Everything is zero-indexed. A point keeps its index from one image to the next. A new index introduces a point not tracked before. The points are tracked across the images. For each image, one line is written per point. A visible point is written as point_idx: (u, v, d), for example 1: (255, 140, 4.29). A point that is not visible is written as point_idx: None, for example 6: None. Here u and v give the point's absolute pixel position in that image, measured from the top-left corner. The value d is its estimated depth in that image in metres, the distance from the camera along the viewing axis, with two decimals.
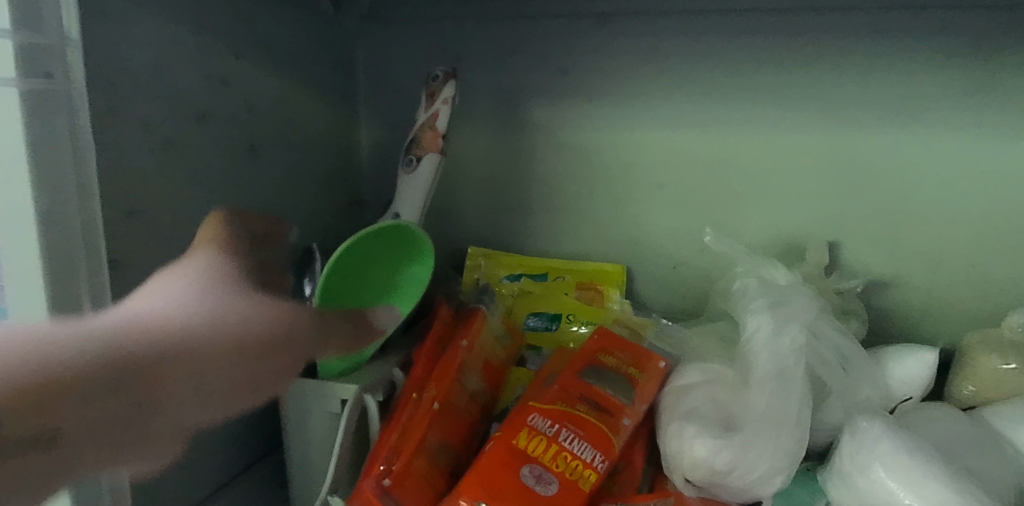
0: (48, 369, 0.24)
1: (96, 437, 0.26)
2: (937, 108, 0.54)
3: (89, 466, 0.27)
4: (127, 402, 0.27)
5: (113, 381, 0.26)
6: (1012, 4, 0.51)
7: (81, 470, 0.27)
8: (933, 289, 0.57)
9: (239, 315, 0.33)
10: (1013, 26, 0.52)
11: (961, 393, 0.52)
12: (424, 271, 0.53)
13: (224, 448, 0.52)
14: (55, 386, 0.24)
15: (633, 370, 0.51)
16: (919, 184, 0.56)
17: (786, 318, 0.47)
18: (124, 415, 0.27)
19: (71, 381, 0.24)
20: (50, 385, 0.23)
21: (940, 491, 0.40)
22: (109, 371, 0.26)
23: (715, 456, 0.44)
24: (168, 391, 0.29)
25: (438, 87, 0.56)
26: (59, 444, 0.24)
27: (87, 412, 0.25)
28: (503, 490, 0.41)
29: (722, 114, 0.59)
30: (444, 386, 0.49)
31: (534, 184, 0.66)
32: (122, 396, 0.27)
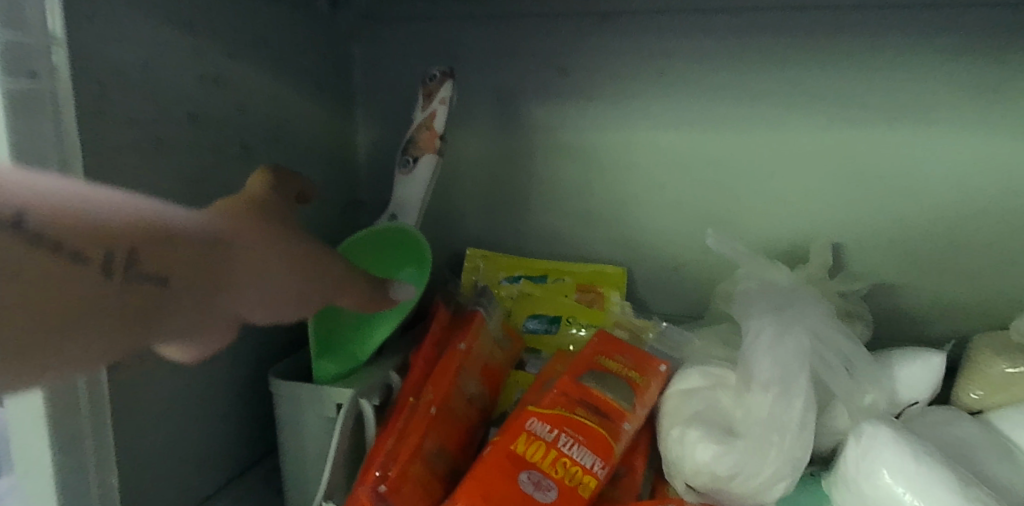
0: (121, 223, 0.24)
1: (167, 304, 0.26)
2: (942, 108, 0.54)
3: (155, 333, 0.26)
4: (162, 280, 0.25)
5: (176, 242, 0.26)
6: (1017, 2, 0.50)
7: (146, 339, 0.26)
8: (938, 291, 0.57)
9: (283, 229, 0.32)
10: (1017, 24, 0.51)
11: (967, 398, 0.51)
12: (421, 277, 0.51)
13: (218, 454, 0.51)
14: (128, 239, 0.24)
15: (634, 374, 0.50)
16: (924, 185, 0.55)
17: (789, 321, 0.46)
18: (192, 288, 0.27)
19: (141, 235, 0.25)
20: (130, 234, 0.24)
21: (949, 497, 0.39)
22: (180, 236, 0.26)
23: (717, 462, 0.43)
24: (232, 275, 0.29)
25: (434, 87, 0.55)
26: (138, 299, 0.25)
27: (172, 261, 0.26)
28: (500, 497, 0.40)
29: (724, 114, 0.59)
30: (441, 390, 0.48)
31: (533, 185, 0.65)
32: (192, 260, 0.27)
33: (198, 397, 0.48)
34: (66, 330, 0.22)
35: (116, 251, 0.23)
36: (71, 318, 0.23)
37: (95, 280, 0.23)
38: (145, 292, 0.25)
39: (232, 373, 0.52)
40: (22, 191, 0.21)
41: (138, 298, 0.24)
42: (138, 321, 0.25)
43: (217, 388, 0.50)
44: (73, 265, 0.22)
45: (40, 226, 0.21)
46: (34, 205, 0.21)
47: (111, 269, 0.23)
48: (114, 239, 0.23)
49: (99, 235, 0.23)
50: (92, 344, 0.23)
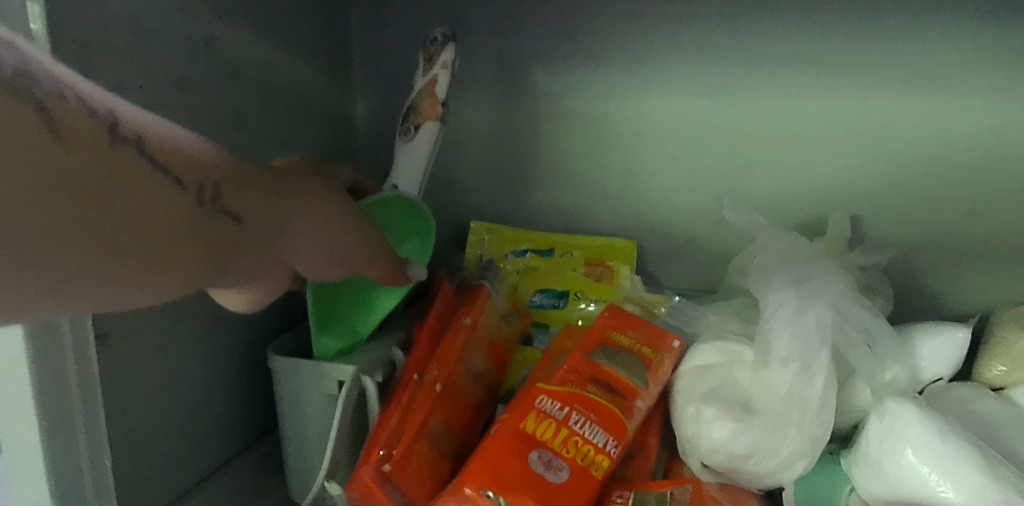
0: (204, 163, 0.28)
1: (240, 240, 0.29)
2: (969, 74, 0.51)
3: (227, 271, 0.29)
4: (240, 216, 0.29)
5: (246, 186, 0.30)
6: None
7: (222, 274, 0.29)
8: (961, 264, 0.55)
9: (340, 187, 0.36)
10: None
11: (991, 374, 0.49)
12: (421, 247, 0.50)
13: (217, 433, 0.50)
14: (210, 177, 0.27)
15: (646, 349, 0.48)
16: (948, 155, 0.53)
17: (810, 295, 0.44)
18: (261, 229, 0.30)
19: (218, 177, 0.28)
20: (211, 174, 0.28)
21: (977, 477, 0.38)
22: (249, 182, 0.30)
23: (734, 440, 0.42)
24: (297, 223, 0.32)
25: (435, 50, 0.52)
26: (217, 229, 0.27)
27: (245, 204, 0.29)
28: (509, 476, 0.39)
29: (739, 80, 0.56)
30: (447, 367, 0.47)
31: (540, 156, 0.63)
32: (260, 205, 0.30)
33: (194, 375, 0.46)
34: (173, 250, 0.25)
35: (203, 182, 0.27)
36: (178, 239, 0.25)
37: (193, 206, 0.26)
38: (224, 226, 0.28)
39: (230, 350, 0.50)
40: (128, 120, 0.25)
41: (222, 230, 0.28)
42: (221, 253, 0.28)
43: (215, 365, 0.48)
44: (176, 190, 0.25)
45: (148, 150, 0.25)
46: (142, 133, 0.25)
47: (201, 200, 0.26)
48: (200, 176, 0.27)
49: (191, 169, 0.27)
50: (181, 264, 0.25)
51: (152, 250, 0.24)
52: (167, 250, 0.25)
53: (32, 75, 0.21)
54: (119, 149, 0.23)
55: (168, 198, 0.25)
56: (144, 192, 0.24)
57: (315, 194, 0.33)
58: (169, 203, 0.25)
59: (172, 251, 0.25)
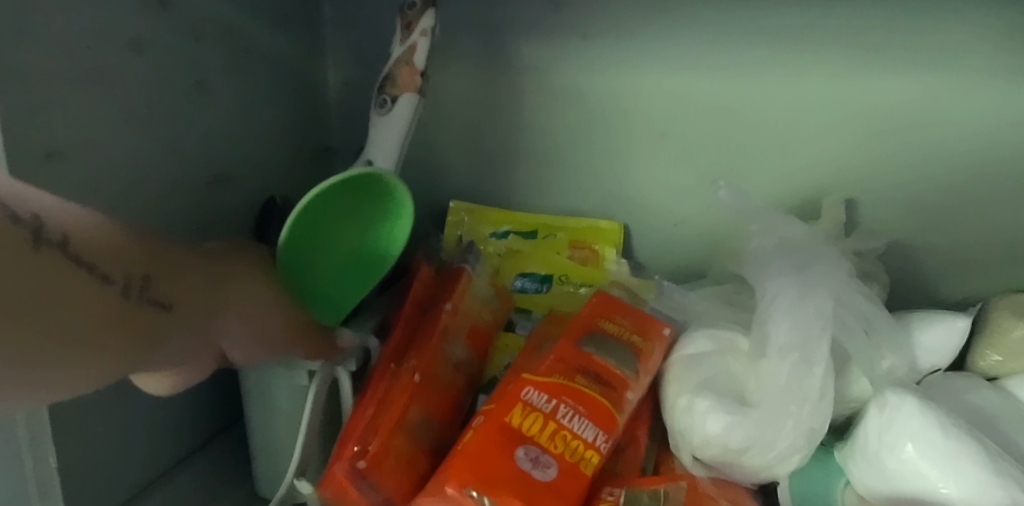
0: (133, 253, 0.28)
1: (169, 326, 0.29)
2: (974, 53, 0.49)
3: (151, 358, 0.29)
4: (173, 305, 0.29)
5: (178, 271, 0.30)
6: None
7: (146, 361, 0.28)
8: (955, 251, 0.53)
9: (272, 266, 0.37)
10: None
11: (985, 363, 0.48)
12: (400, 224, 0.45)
13: (178, 427, 0.46)
14: (139, 268, 0.28)
15: (636, 338, 0.46)
16: (946, 138, 0.51)
17: (810, 283, 0.42)
18: (193, 312, 0.31)
19: (151, 266, 0.28)
20: (140, 263, 0.28)
21: (978, 472, 0.37)
22: (181, 266, 0.30)
23: (729, 433, 0.40)
24: (232, 305, 0.33)
25: (414, 16, 0.48)
26: (146, 317, 0.27)
27: (178, 290, 0.30)
28: (495, 474, 0.36)
29: (736, 55, 0.53)
30: (426, 356, 0.44)
31: (524, 133, 0.60)
32: (194, 290, 0.31)
33: None
34: (92, 346, 0.25)
35: (132, 275, 0.27)
36: (100, 332, 0.25)
37: (117, 299, 0.26)
38: (153, 314, 0.28)
39: None
40: (55, 219, 0.25)
41: (150, 319, 0.28)
42: (147, 340, 0.28)
43: None
44: (100, 282, 0.26)
45: (71, 248, 0.25)
46: (70, 232, 0.26)
47: (128, 292, 0.27)
48: (127, 266, 0.27)
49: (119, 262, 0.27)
50: (100, 358, 0.25)
51: (74, 348, 0.24)
52: (88, 346, 0.25)
53: None
54: (42, 251, 0.24)
55: (89, 294, 0.25)
56: (65, 292, 0.24)
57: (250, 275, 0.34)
58: (89, 298, 0.25)
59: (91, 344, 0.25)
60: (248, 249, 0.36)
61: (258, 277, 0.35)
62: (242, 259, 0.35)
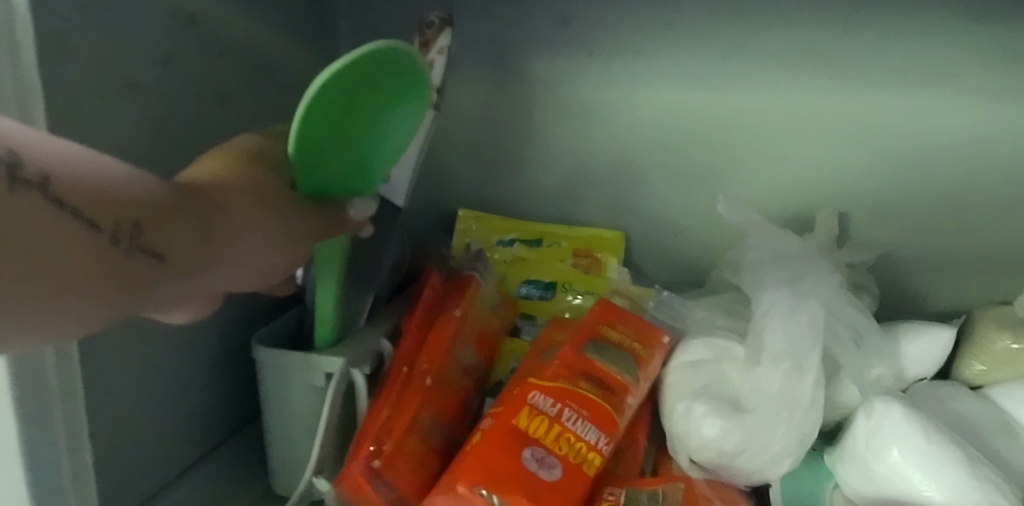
0: (121, 197, 0.25)
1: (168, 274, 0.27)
2: (962, 75, 0.51)
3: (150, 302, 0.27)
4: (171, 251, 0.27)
5: (173, 211, 0.27)
6: None
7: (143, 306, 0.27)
8: (944, 264, 0.56)
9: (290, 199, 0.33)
10: None
11: (969, 372, 0.51)
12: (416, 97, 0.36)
13: (198, 427, 0.48)
14: (129, 213, 0.25)
15: (637, 345, 0.48)
16: (937, 156, 0.54)
17: (803, 294, 0.45)
18: (193, 259, 0.28)
19: (148, 210, 0.26)
20: (132, 208, 0.25)
21: (960, 477, 0.39)
22: (180, 206, 0.28)
23: (724, 437, 0.42)
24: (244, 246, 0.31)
25: (432, 35, 0.51)
26: (141, 268, 0.25)
27: (177, 237, 0.27)
28: (504, 473, 0.38)
29: (737, 72, 0.55)
30: (436, 360, 0.46)
31: (531, 144, 0.62)
32: (198, 235, 0.28)
33: (177, 365, 0.44)
34: (75, 301, 0.23)
35: (123, 223, 0.25)
36: (91, 283, 0.24)
37: (109, 251, 0.24)
38: (148, 263, 0.26)
39: (216, 342, 0.48)
40: (41, 159, 0.23)
41: (143, 268, 0.25)
42: (139, 290, 0.26)
43: (199, 359, 0.47)
44: (91, 233, 0.23)
45: (52, 190, 0.22)
46: (56, 173, 0.23)
47: (118, 240, 0.24)
48: (121, 212, 0.25)
49: (111, 208, 0.24)
50: (91, 310, 0.24)
51: (58, 305, 0.22)
52: (76, 298, 0.23)
53: None
54: (22, 196, 0.21)
55: (78, 242, 0.23)
56: (54, 244, 0.22)
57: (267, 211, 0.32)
58: (77, 249, 0.23)
59: (79, 299, 0.23)
60: (259, 172, 0.33)
61: (271, 212, 0.32)
62: (253, 188, 0.32)
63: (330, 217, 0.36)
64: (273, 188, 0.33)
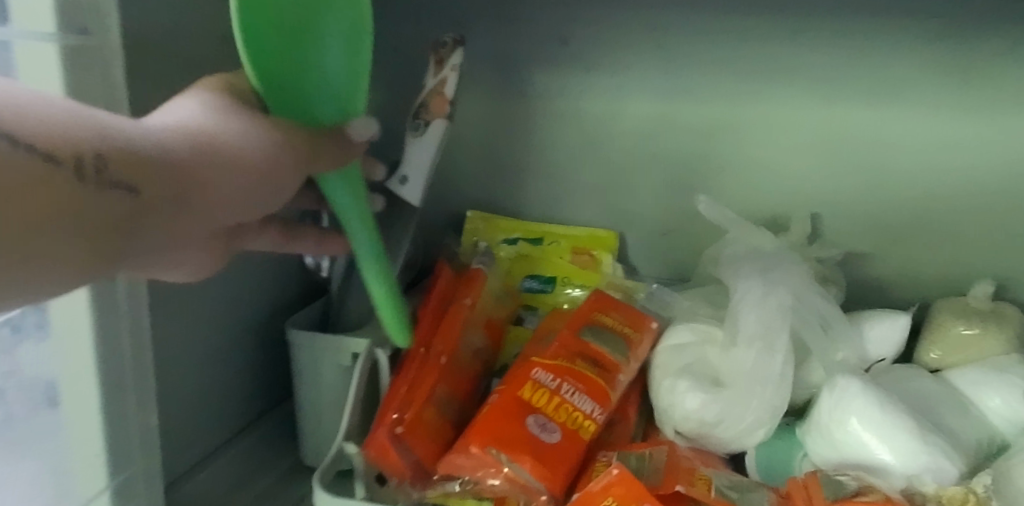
0: (85, 132, 0.24)
1: (146, 211, 0.26)
2: (917, 90, 0.57)
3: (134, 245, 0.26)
4: (145, 189, 0.25)
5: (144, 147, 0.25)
6: None
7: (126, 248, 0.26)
8: (907, 260, 0.61)
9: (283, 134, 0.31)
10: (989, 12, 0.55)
11: (927, 358, 0.57)
12: None
13: (237, 403, 0.53)
14: (90, 147, 0.23)
15: (628, 329, 0.54)
16: (899, 162, 0.60)
17: (774, 283, 0.51)
18: (173, 198, 0.27)
19: (113, 146, 0.24)
20: (96, 143, 0.24)
21: (911, 441, 0.44)
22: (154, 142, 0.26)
23: (704, 408, 0.48)
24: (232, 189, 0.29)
25: (445, 54, 0.56)
26: (112, 205, 0.24)
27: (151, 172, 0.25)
28: (509, 436, 0.44)
29: (718, 86, 0.62)
30: (450, 342, 0.52)
31: (533, 151, 0.68)
32: (174, 172, 0.26)
33: (219, 346, 0.50)
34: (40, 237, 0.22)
35: (86, 157, 0.23)
36: (50, 220, 0.22)
37: (71, 185, 0.23)
38: (120, 199, 0.24)
39: (252, 327, 0.54)
40: None
41: (113, 204, 0.24)
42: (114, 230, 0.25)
43: (238, 341, 0.52)
44: (49, 165, 0.22)
45: None
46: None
47: (84, 173, 0.23)
48: (80, 145, 0.23)
49: (70, 142, 0.23)
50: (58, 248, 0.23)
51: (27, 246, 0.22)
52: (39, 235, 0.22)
53: None
54: None
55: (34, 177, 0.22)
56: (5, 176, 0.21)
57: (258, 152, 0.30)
58: (32, 180, 0.22)
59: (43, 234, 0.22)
60: (238, 108, 0.31)
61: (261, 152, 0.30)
62: (233, 123, 0.30)
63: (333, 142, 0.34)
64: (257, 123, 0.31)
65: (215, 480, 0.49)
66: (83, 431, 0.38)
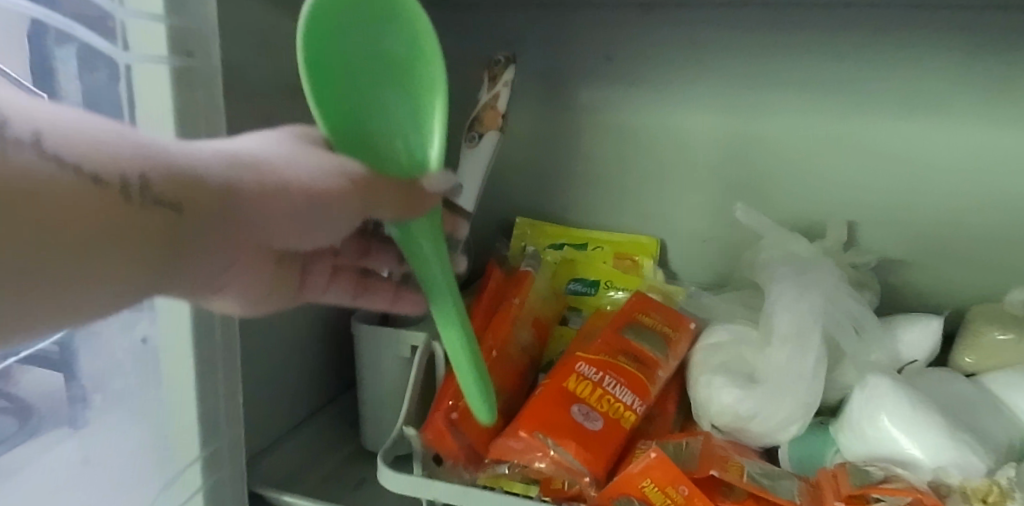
0: (127, 153, 0.26)
1: (187, 227, 0.28)
2: (948, 101, 0.60)
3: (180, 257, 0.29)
4: (186, 209, 0.27)
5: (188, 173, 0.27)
6: (1010, 9, 0.57)
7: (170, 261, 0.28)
8: (943, 266, 0.63)
9: (325, 172, 0.33)
10: (1014, 28, 0.58)
11: (961, 362, 0.59)
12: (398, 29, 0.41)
13: (305, 390, 0.59)
14: (134, 166, 0.26)
15: (667, 328, 0.58)
16: (933, 170, 0.62)
17: (807, 285, 0.54)
18: (211, 216, 0.29)
19: (156, 166, 0.26)
20: (142, 165, 0.26)
21: (940, 438, 0.46)
22: (193, 166, 0.28)
23: (739, 403, 0.50)
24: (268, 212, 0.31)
25: (499, 71, 0.61)
26: (155, 220, 0.26)
27: (191, 191, 0.27)
28: (555, 423, 0.48)
29: (755, 99, 0.65)
30: (500, 337, 0.56)
31: (577, 162, 0.72)
32: (212, 192, 0.28)
33: (290, 336, 0.55)
34: (85, 254, 0.24)
35: (130, 175, 0.25)
36: (96, 237, 0.24)
37: (117, 202, 0.25)
38: (162, 216, 0.26)
39: (320, 321, 0.59)
40: (25, 114, 0.23)
41: (156, 221, 0.26)
42: (158, 244, 0.27)
43: (308, 333, 0.58)
44: (96, 184, 0.24)
45: (47, 144, 0.23)
46: (49, 128, 0.24)
47: (131, 193, 0.25)
48: (125, 164, 0.25)
49: (115, 163, 0.25)
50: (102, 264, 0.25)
51: (74, 261, 0.24)
52: (86, 252, 0.24)
53: None
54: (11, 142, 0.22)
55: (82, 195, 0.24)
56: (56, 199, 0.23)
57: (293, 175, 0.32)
58: (79, 196, 0.23)
59: (86, 250, 0.24)
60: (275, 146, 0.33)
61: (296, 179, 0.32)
62: (276, 159, 0.32)
63: (409, 187, 0.38)
64: (299, 160, 0.33)
65: (286, 459, 0.54)
66: (178, 400, 0.43)
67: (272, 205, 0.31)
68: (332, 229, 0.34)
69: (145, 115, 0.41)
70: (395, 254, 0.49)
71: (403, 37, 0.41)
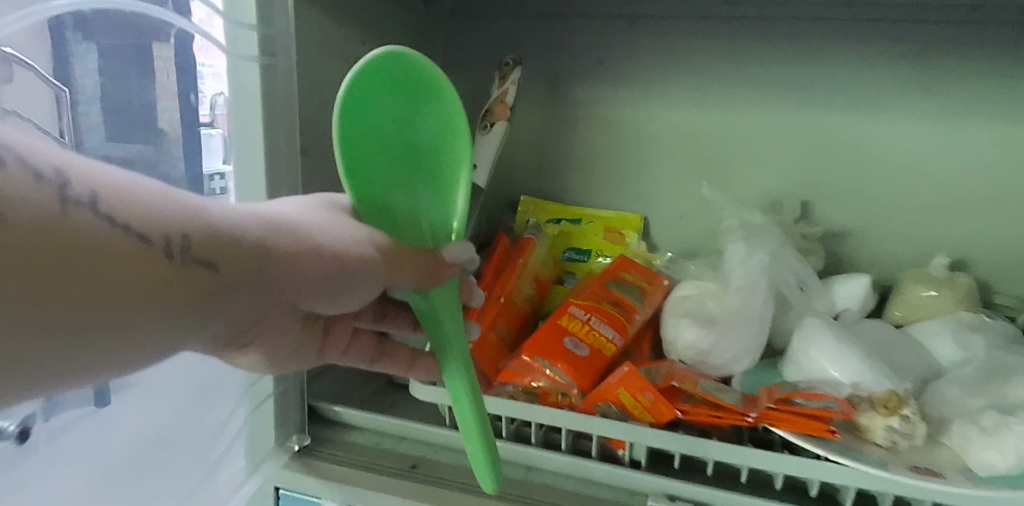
0: (173, 218, 0.30)
1: (221, 285, 0.32)
2: (883, 98, 0.72)
3: (216, 309, 0.33)
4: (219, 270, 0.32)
5: (226, 239, 0.32)
6: (933, 22, 0.70)
7: (208, 314, 0.33)
8: (879, 237, 0.76)
9: (352, 240, 0.39)
10: (937, 37, 0.70)
11: (892, 315, 0.71)
12: (428, 111, 0.51)
13: None
14: (176, 229, 0.30)
15: (644, 284, 0.70)
16: (871, 156, 0.74)
17: (756, 245, 0.66)
18: (242, 277, 0.33)
19: (194, 228, 0.31)
20: (185, 229, 0.30)
21: (857, 362, 0.57)
22: (229, 231, 0.33)
23: (699, 339, 0.61)
24: (289, 273, 0.36)
25: (508, 71, 0.74)
26: (192, 278, 0.31)
27: (224, 254, 0.32)
28: (551, 349, 0.60)
29: (725, 97, 0.77)
30: (507, 288, 0.68)
31: (574, 149, 0.84)
32: (243, 256, 0.33)
33: None
34: (132, 308, 0.28)
35: (173, 238, 0.30)
36: (143, 295, 0.29)
37: (164, 262, 0.29)
38: (200, 274, 0.31)
39: None
40: (83, 178, 0.28)
41: (195, 280, 0.31)
42: (195, 297, 0.31)
43: None
44: (144, 246, 0.29)
45: (102, 209, 0.27)
46: (106, 194, 0.28)
47: (172, 253, 0.30)
48: (168, 228, 0.30)
49: (159, 225, 0.29)
50: (149, 314, 0.29)
51: (125, 313, 0.28)
52: (136, 305, 0.29)
53: (34, 165, 0.26)
54: (73, 212, 0.27)
55: (134, 256, 0.28)
56: (109, 263, 0.27)
57: (312, 243, 0.37)
58: (129, 258, 0.28)
59: (132, 305, 0.28)
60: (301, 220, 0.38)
61: (315, 247, 0.37)
62: (304, 223, 0.38)
63: (431, 263, 0.45)
64: (330, 228, 0.39)
65: (331, 384, 0.66)
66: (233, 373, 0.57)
67: (295, 268, 0.36)
68: (351, 287, 0.39)
69: (237, 102, 0.54)
70: (409, 321, 0.55)
71: (431, 116, 0.51)
